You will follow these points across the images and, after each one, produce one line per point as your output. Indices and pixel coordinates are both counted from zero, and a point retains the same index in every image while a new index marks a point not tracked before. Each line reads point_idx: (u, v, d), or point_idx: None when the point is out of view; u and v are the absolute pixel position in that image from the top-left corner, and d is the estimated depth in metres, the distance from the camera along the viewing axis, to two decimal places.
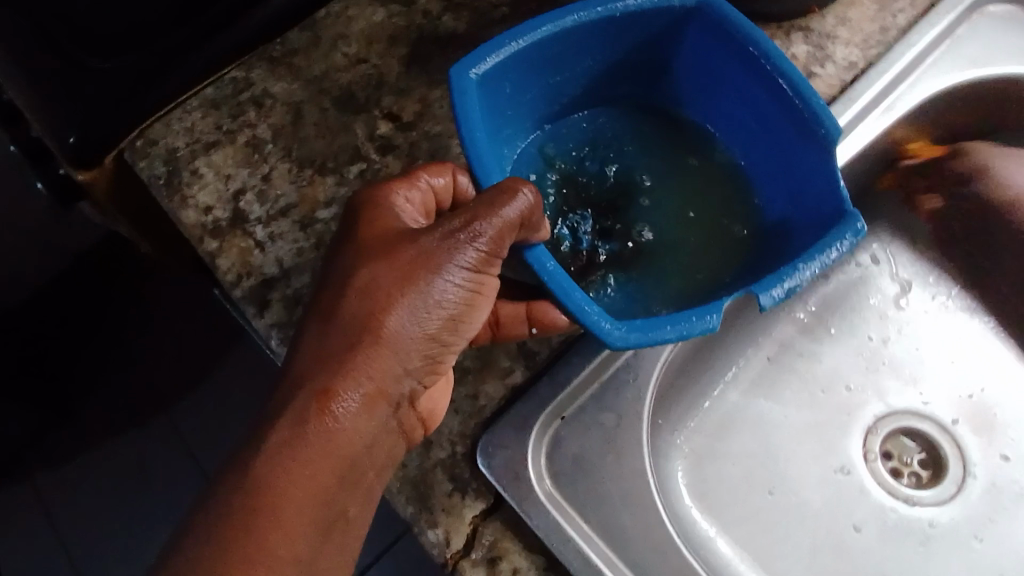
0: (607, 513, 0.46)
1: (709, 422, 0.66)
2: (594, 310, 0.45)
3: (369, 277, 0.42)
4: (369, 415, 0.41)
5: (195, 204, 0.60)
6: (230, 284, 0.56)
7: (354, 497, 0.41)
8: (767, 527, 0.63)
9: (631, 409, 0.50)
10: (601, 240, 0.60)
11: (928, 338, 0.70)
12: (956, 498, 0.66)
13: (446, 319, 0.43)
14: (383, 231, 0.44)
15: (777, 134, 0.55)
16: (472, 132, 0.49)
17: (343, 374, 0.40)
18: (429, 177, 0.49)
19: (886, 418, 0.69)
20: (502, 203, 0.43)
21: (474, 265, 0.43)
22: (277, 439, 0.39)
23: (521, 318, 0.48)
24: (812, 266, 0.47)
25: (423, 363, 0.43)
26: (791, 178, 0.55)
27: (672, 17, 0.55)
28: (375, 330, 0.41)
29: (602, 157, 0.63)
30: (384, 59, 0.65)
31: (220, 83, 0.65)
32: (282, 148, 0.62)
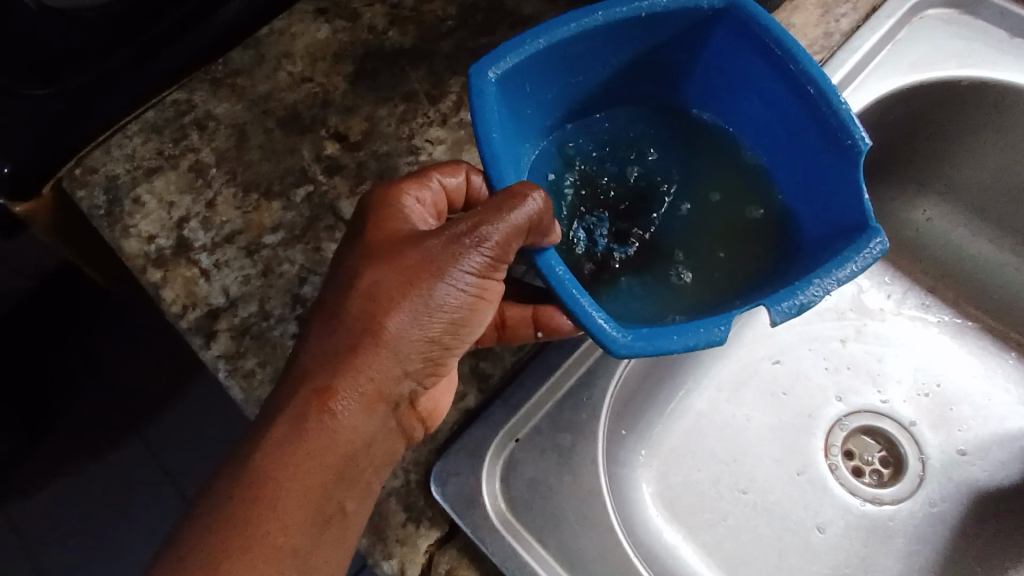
0: (565, 536, 0.45)
1: (673, 427, 0.66)
2: (601, 316, 0.43)
3: (372, 280, 0.40)
4: (368, 413, 0.40)
5: (137, 233, 0.58)
6: (175, 315, 0.54)
7: (353, 493, 0.40)
8: (735, 532, 0.63)
9: (588, 428, 0.49)
10: (617, 244, 0.58)
11: (893, 339, 0.71)
12: (915, 494, 0.66)
13: (448, 323, 0.41)
14: (393, 232, 0.42)
15: (802, 140, 0.53)
16: (490, 135, 0.46)
17: (343, 373, 0.39)
18: (441, 175, 0.46)
19: (848, 416, 0.69)
20: (510, 207, 0.41)
21: (478, 271, 0.41)
22: (275, 437, 0.38)
23: (527, 322, 0.46)
24: (828, 280, 0.45)
25: (423, 365, 0.42)
26: (814, 186, 0.54)
27: (699, 19, 0.53)
28: (376, 332, 0.40)
29: (622, 158, 0.61)
30: (330, 77, 0.63)
31: (162, 106, 0.64)
32: (227, 171, 0.60)
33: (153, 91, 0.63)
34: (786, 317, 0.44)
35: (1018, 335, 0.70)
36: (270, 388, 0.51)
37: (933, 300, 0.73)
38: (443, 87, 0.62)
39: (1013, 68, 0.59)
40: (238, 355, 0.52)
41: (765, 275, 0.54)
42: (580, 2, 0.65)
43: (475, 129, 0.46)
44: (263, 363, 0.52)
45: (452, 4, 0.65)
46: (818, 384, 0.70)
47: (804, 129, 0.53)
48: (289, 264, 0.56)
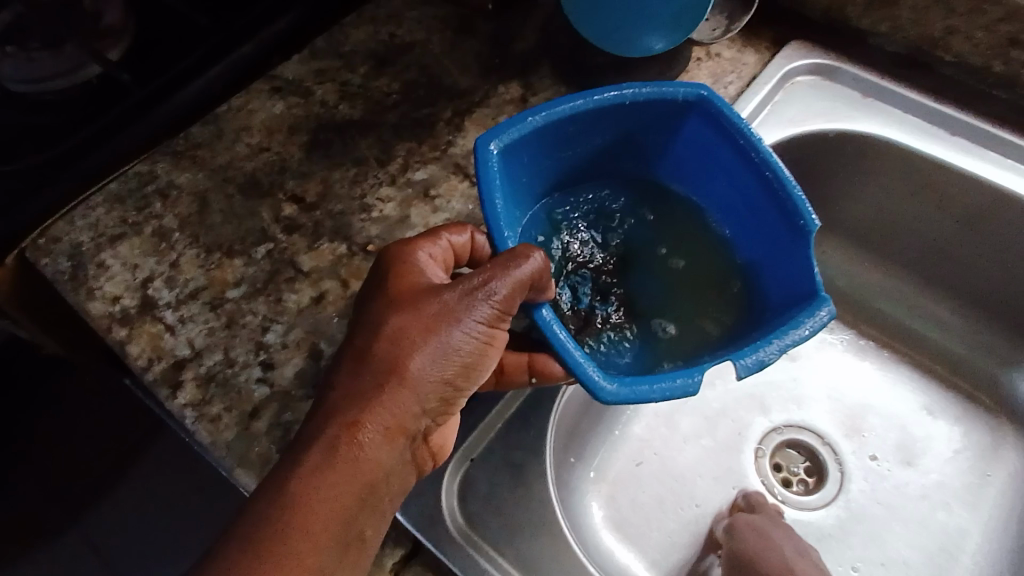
0: (522, 544, 0.49)
1: (617, 454, 0.72)
2: (592, 368, 0.48)
3: (398, 326, 0.45)
4: (389, 445, 0.44)
5: (103, 295, 0.61)
6: (141, 368, 0.57)
7: (372, 520, 0.44)
8: (681, 548, 0.68)
9: (535, 444, 0.53)
10: (599, 301, 0.65)
11: (824, 370, 0.80)
12: (838, 499, 0.73)
13: (460, 365, 0.46)
14: (414, 283, 0.47)
15: (762, 217, 0.62)
16: (495, 205, 0.52)
17: (369, 409, 0.43)
18: (451, 234, 0.51)
19: (772, 434, 0.76)
20: (515, 264, 0.46)
21: (488, 320, 0.46)
22: (309, 464, 0.42)
23: (522, 368, 0.51)
24: (785, 341, 0.52)
25: (438, 404, 0.45)
26: (774, 256, 0.61)
27: (677, 108, 0.61)
28: (399, 372, 0.44)
29: (605, 225, 0.68)
30: (286, 147, 0.70)
31: (125, 178, 0.68)
32: (189, 235, 0.65)
33: (116, 163, 0.69)
34: (749, 372, 0.51)
35: (910, 350, 0.80)
36: (236, 431, 0.54)
37: (837, 322, 0.82)
38: (391, 152, 0.69)
39: (871, 121, 0.71)
40: (204, 402, 0.55)
41: (733, 335, 0.62)
42: (508, 74, 0.73)
43: (481, 193, 0.53)
44: (229, 408, 0.55)
45: (396, 81, 0.73)
46: (744, 409, 0.77)
47: (762, 205, 0.61)
48: (252, 315, 0.60)
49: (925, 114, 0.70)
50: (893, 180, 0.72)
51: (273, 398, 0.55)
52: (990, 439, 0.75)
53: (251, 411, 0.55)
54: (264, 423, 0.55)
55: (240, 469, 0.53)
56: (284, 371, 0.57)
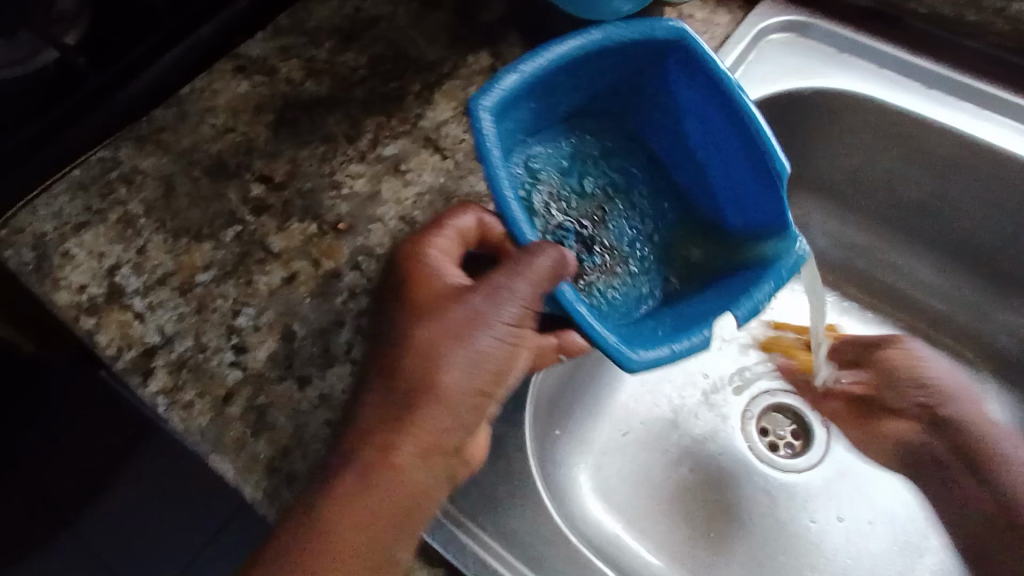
0: (502, 520, 0.50)
1: (605, 425, 0.72)
2: (615, 342, 0.48)
3: (424, 338, 0.48)
4: (426, 463, 0.48)
5: (69, 285, 0.60)
6: (111, 357, 0.56)
7: (404, 542, 0.48)
8: (669, 516, 0.68)
9: (514, 418, 0.53)
10: (585, 252, 0.65)
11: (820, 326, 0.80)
12: (824, 460, 0.73)
13: (492, 374, 0.48)
14: (440, 288, 0.49)
15: (736, 172, 0.59)
16: (502, 188, 0.49)
17: (404, 431, 0.47)
18: (448, 221, 0.52)
19: (758, 398, 0.76)
20: (530, 266, 0.47)
21: (513, 321, 0.48)
22: (339, 492, 0.46)
23: (551, 352, 0.53)
24: (769, 287, 0.53)
25: (473, 413, 0.48)
26: (740, 205, 0.60)
27: (655, 49, 0.57)
28: (434, 390, 0.47)
29: (580, 169, 0.67)
30: (251, 127, 0.68)
31: (87, 164, 0.66)
32: (156, 220, 0.63)
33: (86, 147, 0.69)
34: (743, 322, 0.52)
35: (889, 307, 0.80)
36: (210, 417, 0.53)
37: (821, 285, 0.83)
38: (360, 128, 0.67)
39: (843, 77, 0.69)
40: (177, 389, 0.54)
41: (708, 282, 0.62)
42: (478, 44, 0.72)
43: (486, 172, 0.49)
44: (202, 393, 0.54)
45: (362, 55, 0.71)
46: (729, 373, 0.76)
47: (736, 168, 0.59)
48: (223, 299, 0.58)
49: (903, 67, 0.69)
50: (874, 137, 0.70)
51: (246, 381, 0.54)
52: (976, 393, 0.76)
53: (225, 396, 0.54)
54: (238, 407, 0.54)
55: (216, 454, 0.52)
56: (256, 355, 0.55)
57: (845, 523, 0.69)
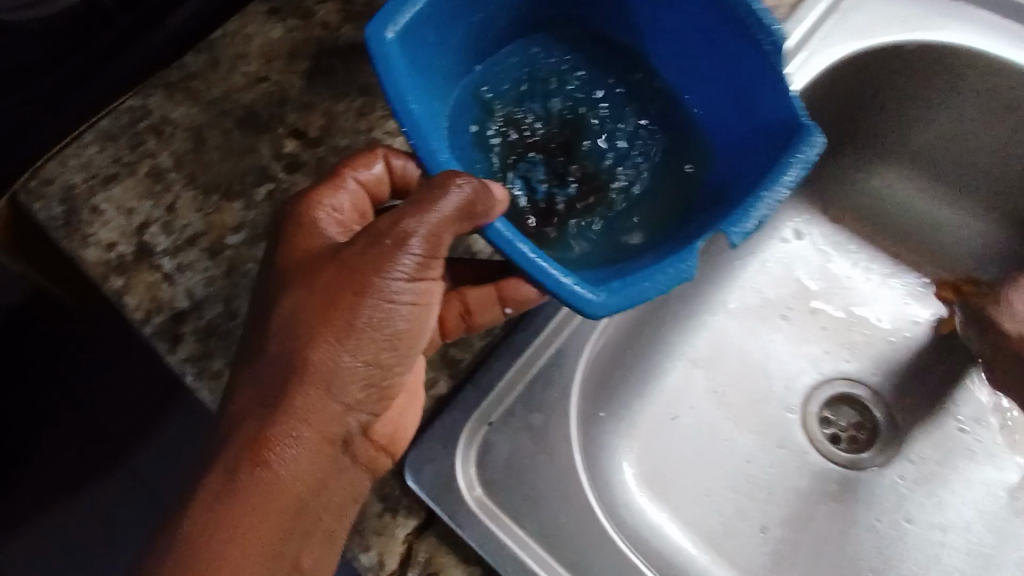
0: (544, 515, 0.46)
1: (653, 406, 0.67)
2: (573, 282, 0.43)
3: (292, 307, 0.42)
4: (316, 454, 0.41)
5: (97, 242, 0.57)
6: (139, 321, 0.54)
7: (311, 542, 0.42)
8: (717, 508, 0.64)
9: (559, 406, 0.49)
10: (558, 186, 0.58)
11: (855, 297, 0.73)
12: (891, 458, 0.67)
13: (389, 338, 0.42)
14: (307, 253, 0.44)
15: (717, 48, 0.53)
16: (409, 108, 0.46)
17: (280, 418, 0.40)
18: (355, 171, 0.48)
19: (822, 386, 0.70)
20: (431, 201, 0.41)
21: (412, 273, 0.41)
22: (207, 493, 0.39)
23: (492, 301, 0.46)
24: (777, 192, 0.45)
25: (364, 390, 0.42)
26: (733, 98, 0.54)
27: None
28: (300, 368, 0.41)
29: (541, 91, 0.61)
30: (285, 75, 0.63)
31: (117, 113, 0.63)
32: (186, 175, 0.59)
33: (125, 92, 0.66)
34: (744, 238, 0.45)
35: (982, 293, 0.71)
36: None
37: (899, 266, 0.73)
38: None
39: (954, 27, 0.61)
40: (205, 356, 0.52)
41: (704, 202, 0.54)
42: None
43: (393, 110, 0.46)
44: (232, 363, 0.51)
45: None
46: (790, 358, 0.71)
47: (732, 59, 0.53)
48: (254, 263, 0.55)
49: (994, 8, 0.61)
50: (963, 92, 0.62)
51: None
52: None
53: None
54: None
55: None
56: None
57: (910, 524, 0.64)
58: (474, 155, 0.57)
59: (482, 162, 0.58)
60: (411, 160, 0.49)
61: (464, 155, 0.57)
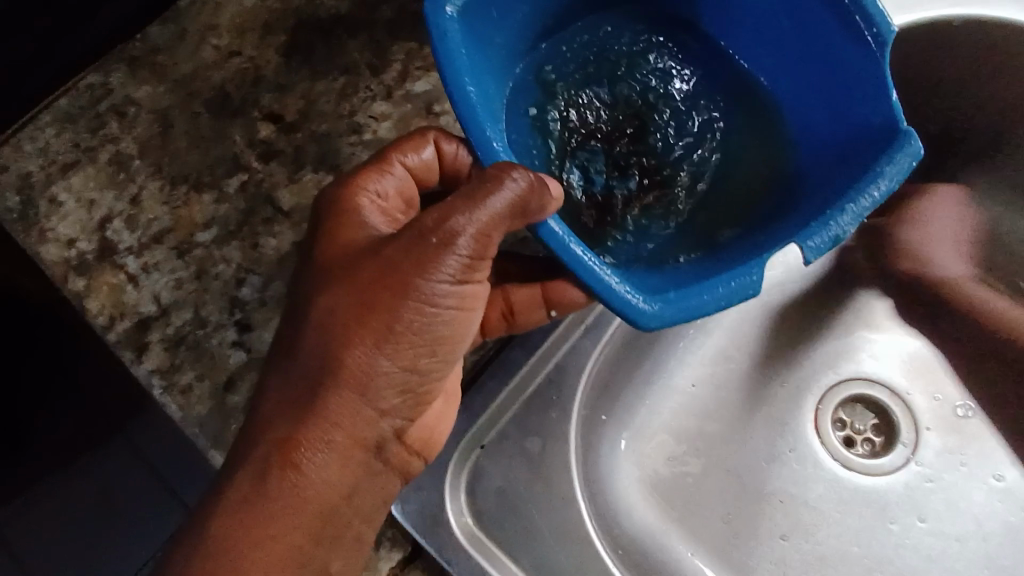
0: (539, 550, 0.42)
1: (659, 409, 0.63)
2: (626, 287, 0.39)
3: (327, 305, 0.36)
4: (343, 464, 0.36)
5: (56, 238, 0.53)
6: (102, 328, 0.49)
7: (339, 550, 0.37)
8: (723, 516, 0.60)
9: (558, 429, 0.45)
10: (617, 178, 0.54)
11: (902, 294, 0.68)
12: (910, 463, 0.62)
13: (427, 344, 0.37)
14: (346, 244, 0.39)
15: (812, 36, 0.48)
16: (467, 97, 0.40)
17: (307, 424, 0.35)
18: (403, 155, 0.43)
19: (839, 386, 0.66)
20: (486, 194, 0.36)
21: (459, 273, 0.36)
22: (233, 498, 0.35)
23: (537, 303, 0.43)
24: (861, 206, 0.41)
25: (400, 399, 0.38)
26: (824, 94, 0.49)
27: None
28: (334, 372, 0.36)
29: (609, 75, 0.55)
30: (260, 51, 0.57)
31: (76, 92, 0.57)
32: (151, 163, 0.54)
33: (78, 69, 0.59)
34: (818, 254, 0.41)
35: None
36: (209, 405, 0.47)
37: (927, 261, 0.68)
38: (387, 56, 0.56)
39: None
40: (173, 369, 0.48)
41: (778, 202, 0.50)
42: None
43: (447, 91, 0.40)
44: (202, 376, 0.47)
45: None
46: (806, 357, 0.66)
47: (820, 48, 0.47)
48: (225, 264, 0.50)
49: None
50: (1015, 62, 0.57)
51: (251, 366, 0.47)
52: None
53: (227, 382, 0.47)
54: (240, 397, 0.47)
55: (215, 450, 0.46)
56: (261, 334, 0.48)
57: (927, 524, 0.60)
58: (532, 142, 0.52)
59: (540, 149, 0.52)
60: (463, 145, 0.44)
61: (521, 142, 0.52)
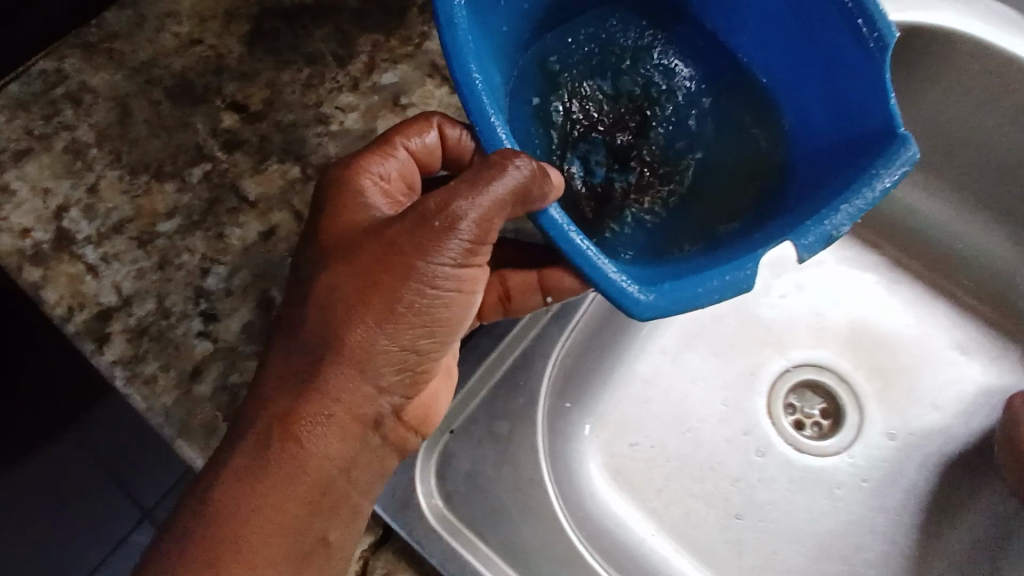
0: (507, 530, 0.43)
1: (623, 392, 0.66)
2: (621, 277, 0.40)
3: (329, 284, 0.37)
4: (342, 439, 0.37)
5: (9, 227, 0.51)
6: (60, 318, 0.48)
7: (335, 522, 0.38)
8: (684, 494, 0.63)
9: (526, 413, 0.46)
10: (617, 171, 0.55)
11: (844, 290, 0.71)
12: (855, 444, 0.66)
13: (426, 326, 0.39)
14: (348, 224, 0.39)
15: (816, 37, 0.48)
16: (473, 84, 0.40)
17: (308, 396, 0.37)
18: (407, 139, 0.42)
19: (790, 372, 0.69)
20: (489, 177, 0.37)
21: (460, 257, 0.37)
22: (234, 469, 0.36)
23: (533, 288, 0.44)
24: (854, 206, 0.42)
25: (400, 377, 0.39)
26: (823, 91, 0.49)
27: None
28: (336, 347, 0.37)
29: (614, 69, 0.58)
30: (222, 39, 0.56)
31: (28, 77, 0.55)
32: (109, 151, 0.53)
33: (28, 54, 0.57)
34: (814, 252, 0.42)
35: (955, 285, 0.70)
36: (174, 395, 0.46)
37: (881, 259, 0.72)
38: (353, 47, 0.56)
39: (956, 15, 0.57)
40: (137, 360, 0.47)
41: (773, 200, 0.51)
42: None
43: (453, 77, 0.40)
44: (166, 366, 0.47)
45: None
46: (759, 343, 0.69)
47: (826, 47, 0.48)
48: (189, 254, 0.50)
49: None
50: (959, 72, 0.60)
51: (217, 355, 0.47)
52: None
53: (192, 371, 0.47)
54: (207, 386, 0.46)
55: (182, 440, 0.45)
56: (227, 324, 0.48)
57: (869, 485, 0.64)
58: (534, 130, 0.54)
59: (542, 138, 0.54)
60: (467, 130, 0.44)
61: (523, 129, 0.53)
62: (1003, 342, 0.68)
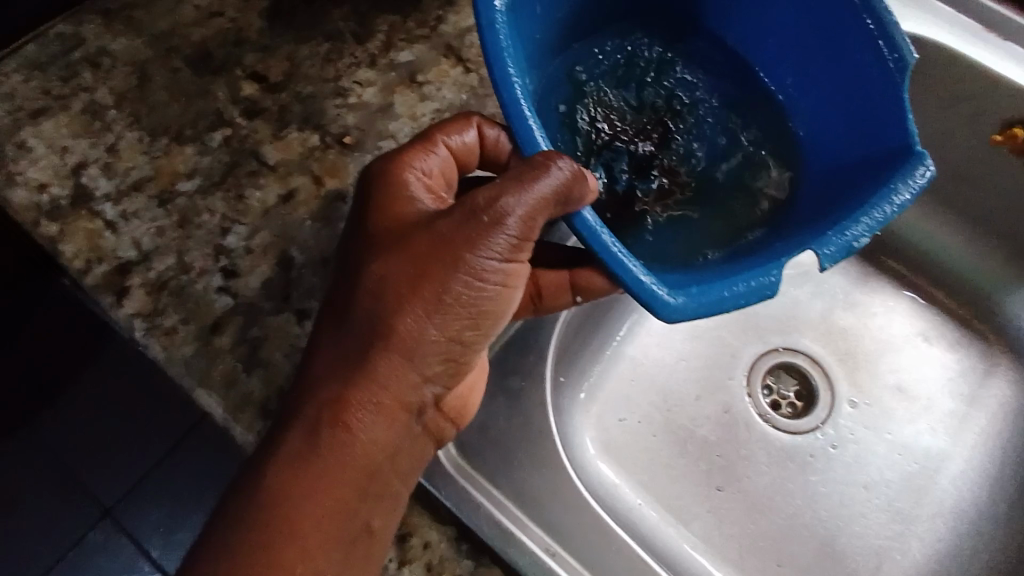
0: (518, 479, 0.49)
1: (613, 373, 0.69)
2: (653, 282, 0.42)
3: (380, 272, 0.39)
4: (389, 424, 0.39)
5: (25, 181, 0.52)
6: (78, 272, 0.49)
7: (379, 508, 0.40)
8: (669, 469, 0.66)
9: (535, 371, 0.52)
10: (640, 179, 0.59)
11: (826, 287, 0.76)
12: (827, 423, 0.70)
13: (471, 317, 0.40)
14: (396, 216, 0.41)
15: (840, 62, 0.52)
16: (512, 90, 0.42)
17: (356, 383, 0.38)
18: (447, 136, 0.45)
19: (767, 355, 0.73)
20: (535, 176, 0.40)
21: (506, 252, 0.40)
22: (287, 452, 0.37)
23: (565, 288, 0.48)
24: (877, 215, 0.45)
25: (442, 368, 0.40)
26: (845, 112, 0.53)
27: None
28: (386, 334, 0.39)
29: (637, 81, 0.61)
30: (242, 13, 0.58)
31: (45, 39, 0.56)
32: (129, 113, 0.54)
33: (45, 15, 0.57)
34: (834, 261, 0.44)
35: (919, 279, 0.75)
36: (195, 346, 0.47)
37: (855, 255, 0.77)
38: (371, 26, 0.58)
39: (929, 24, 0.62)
40: (157, 312, 0.48)
41: (791, 215, 0.55)
42: None
43: (494, 77, 0.42)
44: (186, 320, 0.48)
45: None
46: (736, 333, 0.73)
47: (851, 71, 0.52)
48: (209, 215, 0.51)
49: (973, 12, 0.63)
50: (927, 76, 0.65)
51: (237, 311, 0.49)
52: (983, 370, 0.72)
53: (213, 324, 0.48)
54: (228, 338, 0.48)
55: (202, 390, 0.47)
56: (247, 280, 0.49)
57: (836, 452, 0.68)
58: (559, 137, 0.58)
59: (567, 145, 0.58)
60: (504, 131, 0.46)
61: (551, 136, 0.57)
62: (963, 331, 0.73)
